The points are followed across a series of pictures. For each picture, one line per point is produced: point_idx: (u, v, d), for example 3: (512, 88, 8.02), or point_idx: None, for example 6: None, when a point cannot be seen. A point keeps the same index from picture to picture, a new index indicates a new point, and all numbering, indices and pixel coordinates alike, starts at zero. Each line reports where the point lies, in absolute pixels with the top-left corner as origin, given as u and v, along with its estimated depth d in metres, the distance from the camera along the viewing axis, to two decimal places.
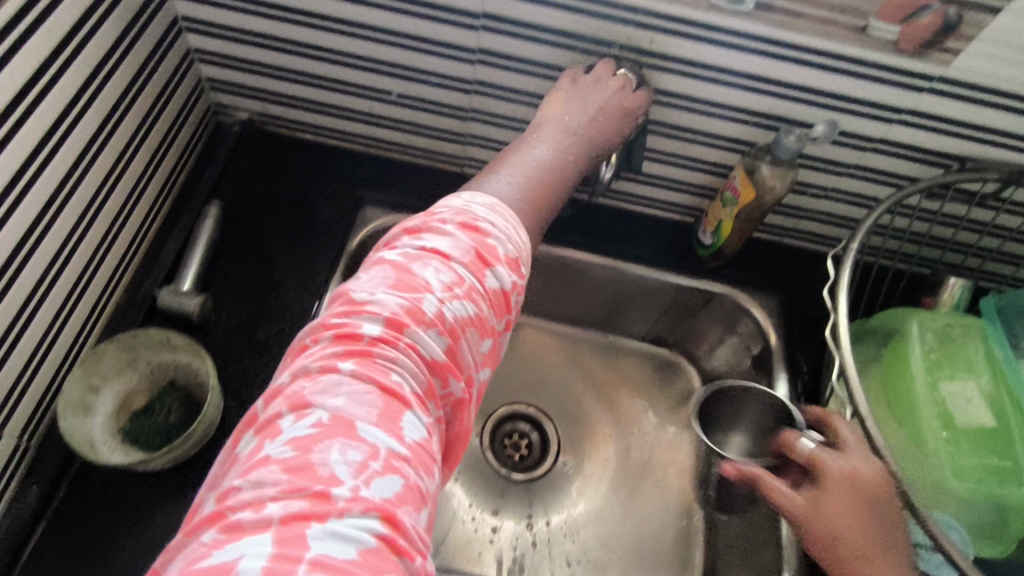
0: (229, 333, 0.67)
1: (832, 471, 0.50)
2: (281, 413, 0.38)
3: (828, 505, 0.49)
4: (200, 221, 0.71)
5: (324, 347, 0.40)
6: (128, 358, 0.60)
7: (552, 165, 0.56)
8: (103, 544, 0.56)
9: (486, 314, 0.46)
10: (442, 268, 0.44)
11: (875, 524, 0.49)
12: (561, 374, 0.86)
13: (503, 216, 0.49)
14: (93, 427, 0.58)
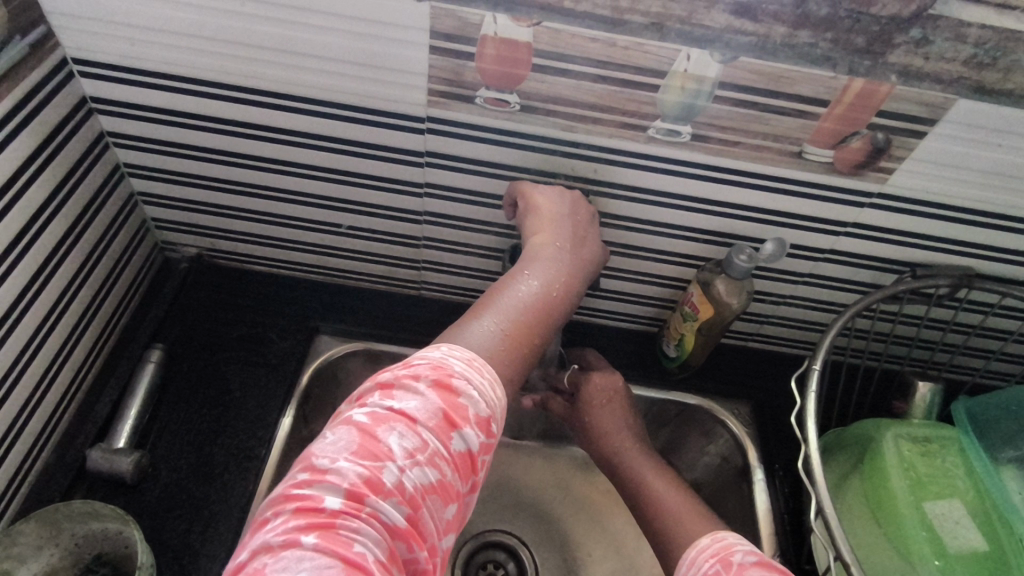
0: (167, 492, 0.62)
1: (586, 392, 0.66)
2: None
3: (591, 416, 0.65)
4: (139, 367, 0.67)
5: (286, 514, 0.35)
6: (50, 532, 0.55)
7: (539, 304, 0.52)
8: None
9: (454, 479, 0.40)
10: (407, 432, 0.39)
11: (619, 424, 0.64)
12: (534, 494, 0.78)
13: (481, 371, 0.44)
14: None
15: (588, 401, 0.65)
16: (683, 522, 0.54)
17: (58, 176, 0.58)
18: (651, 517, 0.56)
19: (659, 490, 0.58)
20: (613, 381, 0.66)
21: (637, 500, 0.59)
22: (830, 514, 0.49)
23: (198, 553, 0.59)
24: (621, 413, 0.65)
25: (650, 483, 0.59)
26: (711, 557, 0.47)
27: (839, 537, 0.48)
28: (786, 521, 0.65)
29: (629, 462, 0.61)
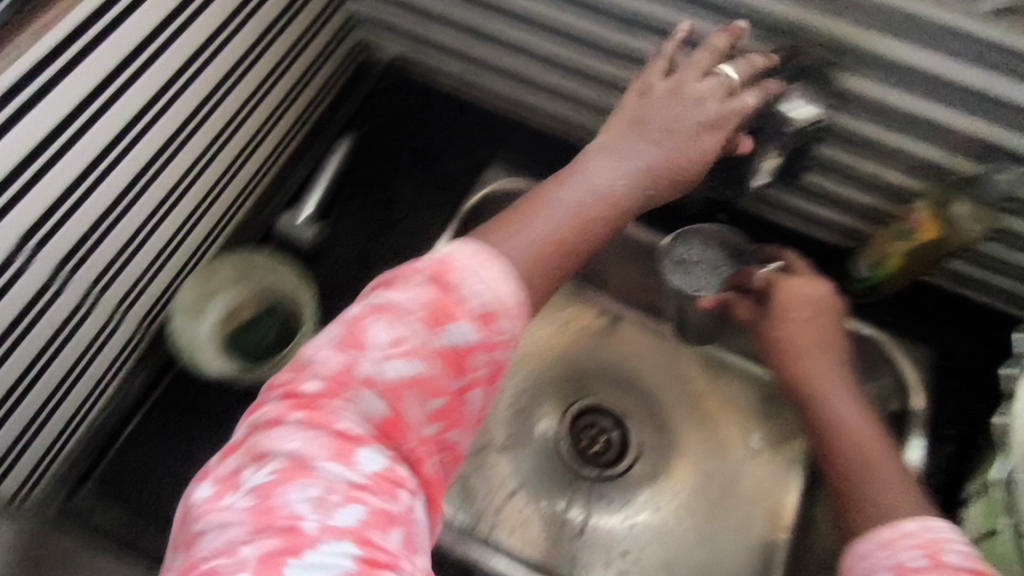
0: (333, 271, 0.68)
1: (779, 294, 0.57)
2: (245, 443, 0.32)
3: (776, 319, 0.56)
4: (329, 153, 0.71)
5: (255, 436, 0.32)
6: (242, 274, 0.63)
7: (611, 199, 0.41)
8: (191, 441, 0.60)
9: (446, 374, 0.35)
10: (397, 321, 0.34)
11: (815, 337, 0.55)
12: (650, 372, 0.79)
13: (485, 266, 0.36)
14: (200, 332, 0.61)
15: (782, 309, 0.56)
16: (882, 475, 0.47)
17: None
18: (831, 462, 0.50)
19: (843, 422, 0.51)
20: (813, 291, 0.57)
21: (811, 425, 0.53)
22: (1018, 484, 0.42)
23: None
24: (819, 321, 0.56)
25: (839, 408, 0.52)
26: (915, 545, 0.40)
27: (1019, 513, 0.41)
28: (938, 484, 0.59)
29: (818, 379, 0.53)
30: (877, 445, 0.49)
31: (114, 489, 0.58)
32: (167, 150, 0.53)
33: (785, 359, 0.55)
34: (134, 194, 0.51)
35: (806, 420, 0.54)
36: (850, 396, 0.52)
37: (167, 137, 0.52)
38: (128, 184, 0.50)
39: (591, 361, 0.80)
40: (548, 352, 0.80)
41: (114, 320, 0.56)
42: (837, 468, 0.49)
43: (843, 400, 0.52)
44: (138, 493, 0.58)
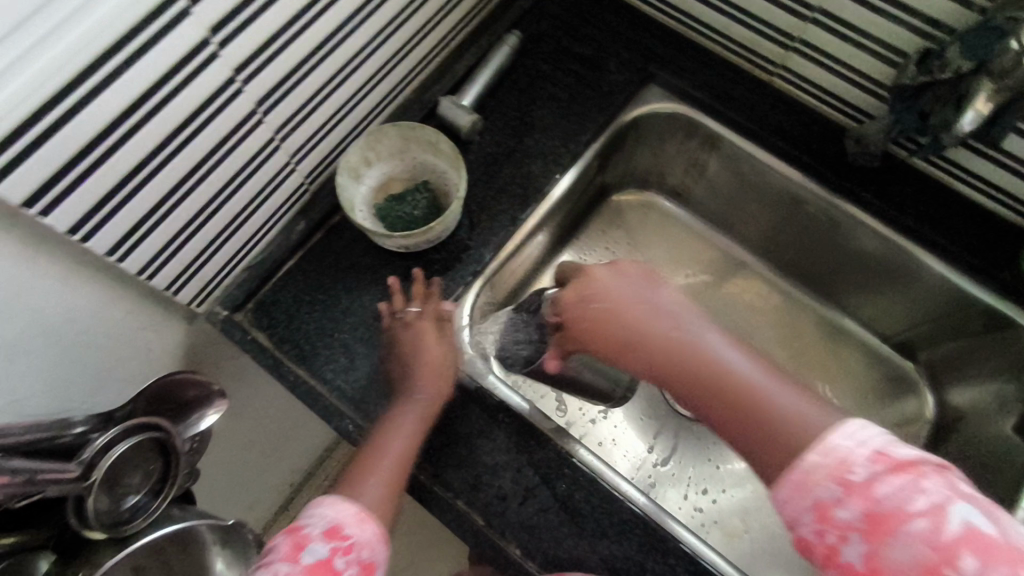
0: (483, 160, 0.69)
1: (603, 287, 0.54)
2: (273, 560, 0.44)
3: (620, 311, 0.52)
4: (497, 46, 0.72)
5: (307, 523, 0.47)
6: (402, 147, 0.66)
7: (399, 459, 0.53)
8: (338, 293, 0.64)
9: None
10: (310, 545, 0.45)
11: (636, 287, 0.53)
12: (758, 317, 0.87)
13: (337, 527, 0.47)
14: (358, 194, 0.66)
15: (581, 306, 0.54)
16: (771, 396, 0.45)
17: None
18: (745, 429, 0.45)
19: (708, 360, 0.47)
20: (587, 287, 0.55)
21: (701, 395, 0.47)
22: None
23: (492, 217, 0.67)
24: (636, 282, 0.54)
25: (683, 349, 0.48)
26: (823, 478, 0.38)
27: None
28: None
29: (677, 330, 0.50)
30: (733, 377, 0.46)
31: (265, 322, 0.62)
32: (361, 14, 0.55)
33: (631, 348, 0.51)
34: (326, 51, 0.54)
35: (693, 394, 0.47)
36: (738, 349, 0.48)
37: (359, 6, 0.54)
38: (321, 41, 0.53)
39: (706, 301, 0.87)
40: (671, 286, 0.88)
41: (291, 162, 0.60)
42: (767, 432, 0.43)
43: (714, 345, 0.48)
44: (284, 331, 0.62)
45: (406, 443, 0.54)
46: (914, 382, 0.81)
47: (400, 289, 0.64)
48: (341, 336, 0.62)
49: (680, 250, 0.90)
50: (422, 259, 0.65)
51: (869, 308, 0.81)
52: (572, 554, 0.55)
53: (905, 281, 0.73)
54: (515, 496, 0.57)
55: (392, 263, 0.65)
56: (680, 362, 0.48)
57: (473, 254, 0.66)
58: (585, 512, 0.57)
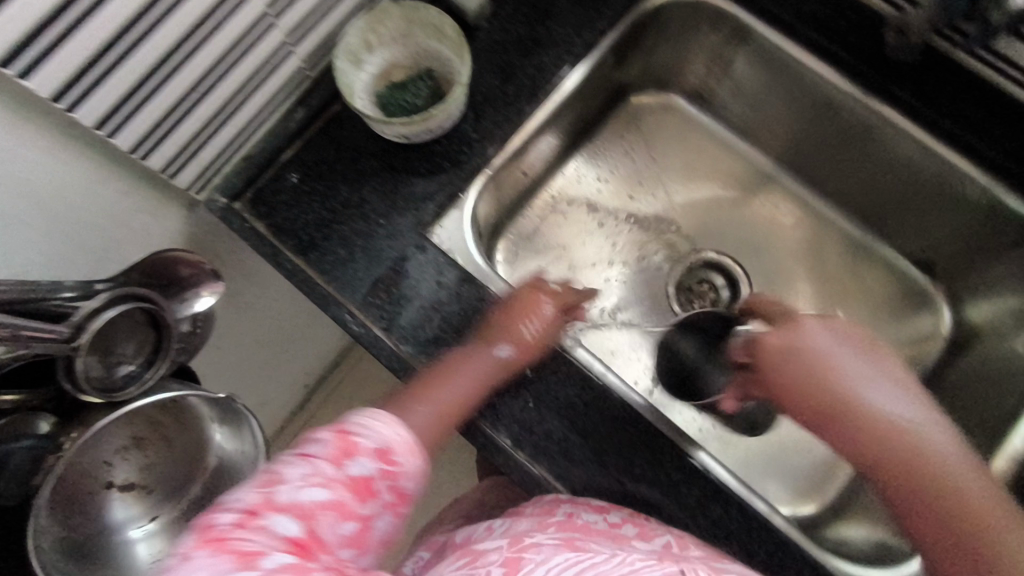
0: (490, 47, 0.65)
1: (767, 342, 0.51)
2: (319, 457, 0.43)
3: (811, 364, 0.49)
4: None
5: (361, 426, 0.46)
6: (405, 30, 0.63)
7: (478, 372, 0.54)
8: (336, 183, 0.62)
9: (348, 501, 0.43)
10: (310, 464, 0.43)
11: (847, 355, 0.49)
12: (776, 232, 0.84)
13: (384, 422, 0.46)
14: (358, 81, 0.63)
15: (780, 347, 0.50)
16: (964, 507, 0.44)
17: None
18: (896, 492, 0.46)
19: (907, 433, 0.46)
20: (798, 338, 0.50)
21: (917, 484, 0.45)
22: None
23: (497, 109, 0.64)
24: (861, 356, 0.49)
25: (904, 444, 0.45)
26: None
27: None
28: None
29: (837, 384, 0.48)
30: (985, 499, 0.44)
31: (263, 211, 0.62)
32: None
33: (824, 409, 0.48)
34: None
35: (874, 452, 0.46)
36: (914, 399, 0.47)
37: None
38: None
39: (721, 215, 0.85)
40: (687, 198, 0.85)
41: (289, 42, 0.58)
42: (951, 532, 0.44)
43: (891, 404, 0.47)
44: (283, 220, 0.61)
45: (467, 390, 0.54)
46: (933, 300, 0.78)
47: (398, 181, 0.62)
48: (338, 228, 0.61)
49: (699, 158, 0.86)
50: (424, 151, 0.63)
51: (896, 223, 0.77)
52: (561, 446, 0.55)
53: (932, 190, 0.69)
54: (508, 389, 0.57)
55: (392, 153, 0.63)
56: (859, 422, 0.47)
57: (476, 147, 0.63)
58: (577, 406, 0.56)
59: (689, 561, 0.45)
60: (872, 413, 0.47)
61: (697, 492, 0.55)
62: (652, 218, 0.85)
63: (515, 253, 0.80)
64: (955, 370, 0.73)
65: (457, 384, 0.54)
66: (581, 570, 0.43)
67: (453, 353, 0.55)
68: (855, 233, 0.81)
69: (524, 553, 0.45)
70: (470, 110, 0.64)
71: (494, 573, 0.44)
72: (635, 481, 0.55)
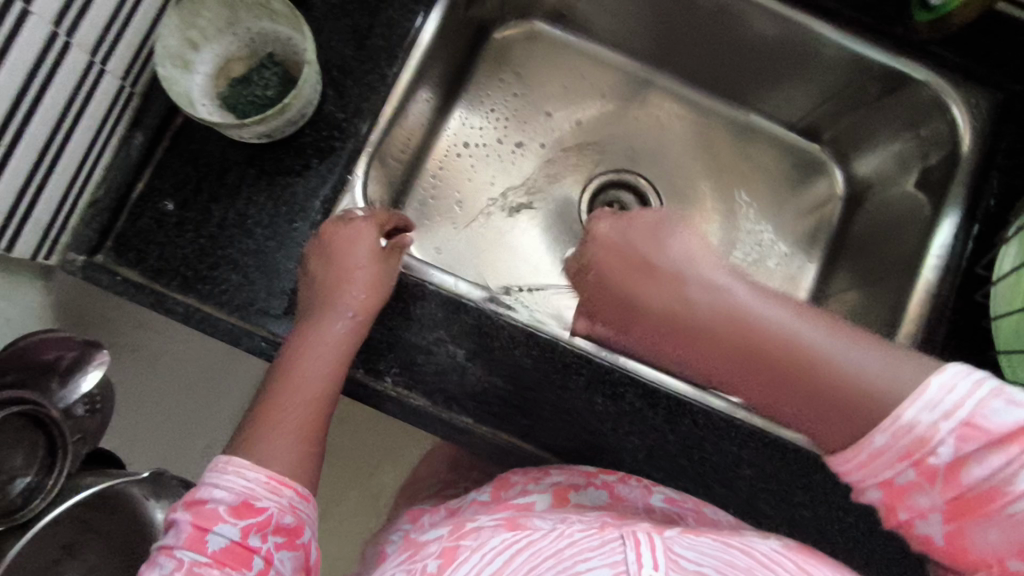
0: (331, 15, 0.59)
1: (603, 236, 0.46)
2: (178, 549, 0.45)
3: (612, 263, 0.45)
4: None
5: (207, 495, 0.47)
6: (230, 17, 0.55)
7: (332, 355, 0.52)
8: (205, 203, 0.56)
9: (229, 571, 0.44)
10: (171, 559, 0.45)
11: (641, 237, 0.44)
12: (670, 139, 0.84)
13: (228, 475, 0.48)
14: (193, 85, 0.55)
15: (615, 258, 0.44)
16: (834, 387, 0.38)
17: None
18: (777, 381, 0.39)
19: (737, 316, 0.40)
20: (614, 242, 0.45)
21: (751, 357, 0.39)
22: None
23: (357, 81, 0.59)
24: (663, 224, 0.44)
25: (715, 318, 0.40)
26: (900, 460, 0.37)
27: None
28: (973, 232, 0.59)
29: (677, 284, 0.42)
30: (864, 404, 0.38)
31: (133, 256, 0.54)
32: None
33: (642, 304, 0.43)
34: None
35: (724, 365, 0.41)
36: (865, 346, 0.39)
37: None
38: None
39: (614, 135, 0.84)
40: (576, 124, 0.83)
41: (97, 61, 0.50)
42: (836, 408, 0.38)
43: (713, 287, 0.41)
44: (158, 259, 0.55)
45: (321, 375, 0.52)
46: (824, 165, 0.81)
47: (273, 186, 0.56)
48: (222, 252, 0.55)
49: (578, 80, 0.83)
50: (292, 147, 0.57)
51: (774, 99, 0.79)
52: (521, 410, 0.54)
53: (800, 60, 0.70)
54: (453, 369, 0.55)
55: (257, 156, 0.57)
56: (657, 315, 0.42)
57: (347, 127, 0.58)
58: (527, 366, 0.55)
59: (632, 523, 0.41)
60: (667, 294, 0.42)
61: (661, 413, 0.55)
62: (548, 154, 0.82)
63: (421, 225, 0.77)
64: (856, 227, 0.77)
65: (307, 379, 0.51)
66: (521, 551, 0.39)
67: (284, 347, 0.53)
68: (740, 119, 0.83)
69: (462, 541, 0.42)
70: (327, 90, 0.58)
71: (430, 565, 0.41)
72: (601, 420, 0.55)
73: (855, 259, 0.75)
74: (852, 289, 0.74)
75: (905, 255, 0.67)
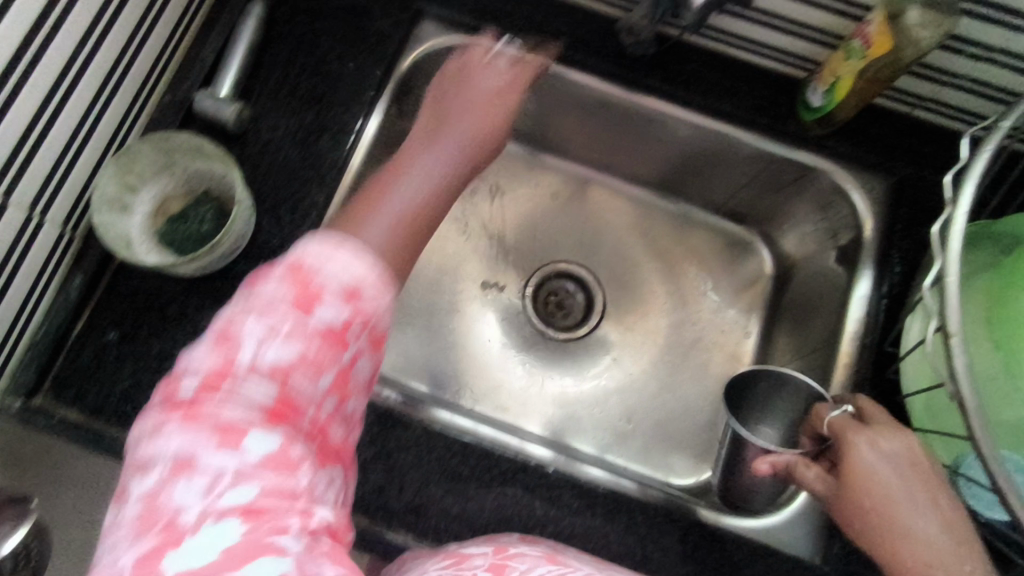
0: (264, 150, 0.63)
1: (846, 431, 0.48)
2: (268, 315, 0.36)
3: (853, 466, 0.46)
4: (241, 23, 0.64)
5: (311, 255, 0.37)
6: (165, 161, 0.59)
7: (433, 183, 0.50)
8: (143, 337, 0.58)
9: (320, 355, 0.37)
10: (263, 315, 0.36)
11: (912, 491, 0.44)
12: (607, 229, 0.88)
13: (326, 246, 0.38)
14: (131, 226, 0.58)
15: (857, 467, 0.46)
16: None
17: None
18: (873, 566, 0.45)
19: (905, 534, 0.43)
20: (863, 436, 0.47)
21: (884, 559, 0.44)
22: (950, 284, 0.40)
23: (290, 209, 0.62)
24: (916, 483, 0.44)
25: (908, 542, 0.43)
26: None
27: (950, 313, 0.39)
28: (882, 307, 0.63)
29: (897, 515, 0.44)
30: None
31: (71, 395, 0.56)
32: (38, 38, 0.47)
33: (862, 508, 0.45)
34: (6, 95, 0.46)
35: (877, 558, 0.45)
36: (937, 521, 0.43)
37: (31, 26, 0.46)
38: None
39: (554, 229, 0.88)
40: (516, 221, 0.87)
41: (34, 216, 0.53)
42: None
43: (921, 519, 0.43)
44: (97, 396, 0.56)
45: (416, 202, 0.48)
46: (753, 243, 0.85)
47: (210, 315, 0.59)
48: (161, 384, 0.56)
49: (515, 180, 0.88)
50: (230, 276, 0.60)
51: (698, 187, 0.84)
52: (462, 520, 0.55)
53: (712, 155, 0.75)
54: (391, 484, 0.55)
55: (195, 288, 0.59)
56: (862, 517, 0.45)
57: (281, 253, 0.61)
58: (464, 474, 0.56)
59: None
60: (874, 507, 0.45)
61: (600, 512, 0.56)
62: (492, 251, 0.86)
63: None
64: (788, 301, 0.80)
65: (424, 169, 0.51)
66: None
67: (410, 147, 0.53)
68: (670, 205, 0.87)
69: (509, 560, 0.46)
70: (262, 221, 0.61)
71: None
72: (541, 525, 0.55)
73: (790, 333, 0.78)
74: (790, 363, 0.76)
75: (829, 330, 0.70)
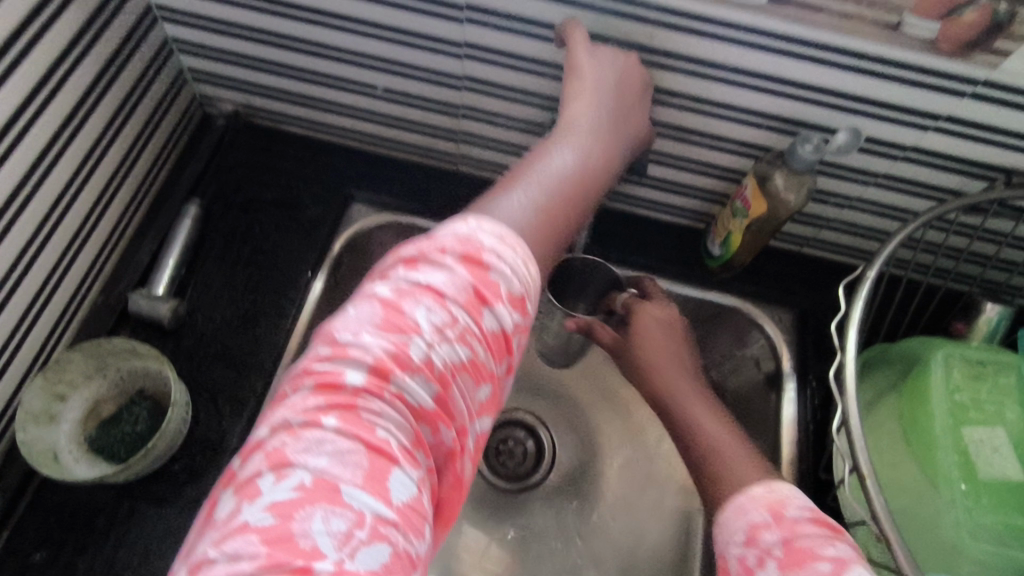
0: (201, 342, 0.64)
1: (643, 320, 0.63)
2: (447, 293, 0.39)
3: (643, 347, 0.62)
4: (178, 223, 0.68)
5: (478, 239, 0.42)
6: (96, 365, 0.59)
7: (570, 179, 0.50)
8: (68, 555, 0.55)
9: (486, 358, 0.40)
10: (434, 307, 0.39)
11: (674, 347, 0.62)
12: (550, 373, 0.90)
13: (514, 248, 0.43)
14: (59, 436, 0.57)
15: (643, 338, 0.62)
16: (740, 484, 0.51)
17: (83, 17, 0.54)
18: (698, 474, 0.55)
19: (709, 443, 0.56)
20: (647, 324, 0.63)
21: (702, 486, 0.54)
22: (854, 426, 0.44)
23: (227, 398, 0.62)
24: (681, 349, 0.63)
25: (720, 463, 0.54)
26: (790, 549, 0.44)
27: (859, 455, 0.43)
28: (810, 432, 0.66)
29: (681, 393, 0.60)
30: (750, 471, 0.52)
31: None
32: None
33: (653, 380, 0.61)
34: None
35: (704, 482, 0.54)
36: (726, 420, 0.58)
37: None
38: None
39: None
40: None
41: None
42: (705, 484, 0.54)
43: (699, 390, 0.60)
44: None
45: (568, 179, 0.50)
46: None
47: (141, 521, 0.56)
48: None
49: None
50: (164, 476, 0.58)
51: None
52: None
53: None
54: None
55: (128, 494, 0.57)
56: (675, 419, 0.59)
57: (217, 446, 0.60)
58: None
59: None
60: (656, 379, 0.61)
61: None
62: None
63: None
64: None
65: (559, 162, 0.50)
66: None
67: (548, 138, 0.53)
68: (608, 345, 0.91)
69: None
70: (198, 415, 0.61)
71: None
72: None
73: None
74: None
75: None
